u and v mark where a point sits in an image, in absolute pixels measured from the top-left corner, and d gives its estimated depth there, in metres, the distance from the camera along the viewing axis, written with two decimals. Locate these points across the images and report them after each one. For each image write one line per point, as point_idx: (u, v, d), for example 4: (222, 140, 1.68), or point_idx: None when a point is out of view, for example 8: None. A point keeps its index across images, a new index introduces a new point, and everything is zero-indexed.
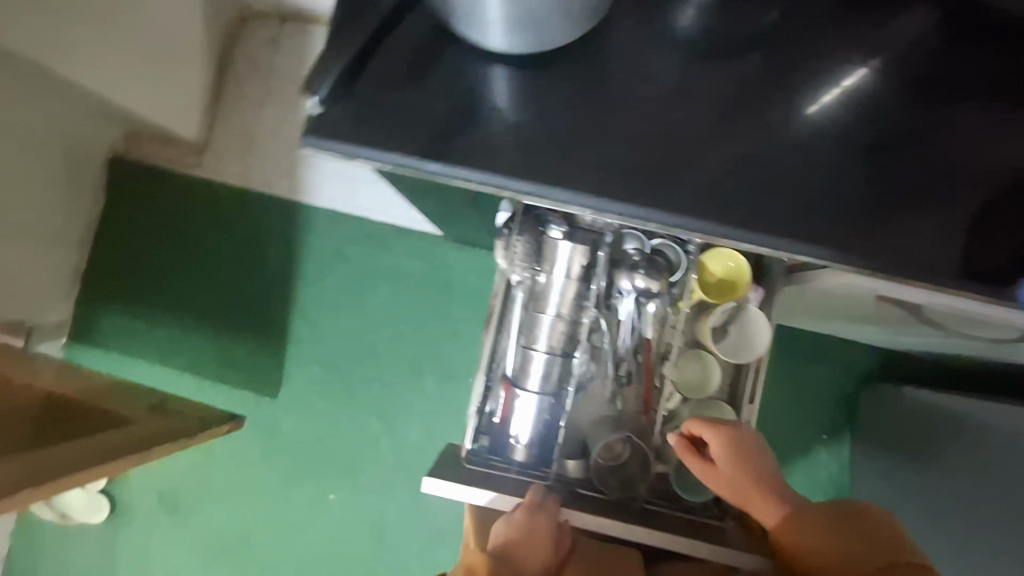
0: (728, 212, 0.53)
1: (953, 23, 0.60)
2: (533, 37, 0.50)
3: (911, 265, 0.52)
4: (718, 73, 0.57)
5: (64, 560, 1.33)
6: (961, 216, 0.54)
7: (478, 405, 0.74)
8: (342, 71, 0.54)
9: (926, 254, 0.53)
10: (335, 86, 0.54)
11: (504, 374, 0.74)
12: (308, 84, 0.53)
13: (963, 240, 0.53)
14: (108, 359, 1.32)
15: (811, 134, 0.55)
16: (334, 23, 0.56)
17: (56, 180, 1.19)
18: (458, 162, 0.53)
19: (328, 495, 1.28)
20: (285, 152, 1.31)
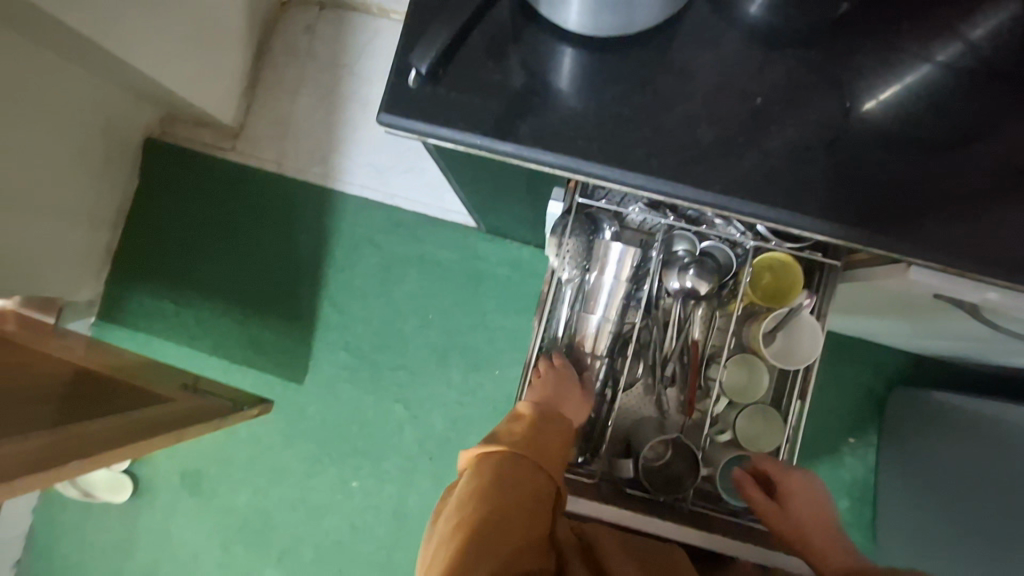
0: (794, 201, 0.53)
1: None
2: (620, 20, 0.51)
3: (977, 260, 0.53)
4: (786, 62, 0.57)
5: (84, 538, 1.33)
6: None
7: None
8: (444, 48, 0.54)
9: (987, 250, 0.53)
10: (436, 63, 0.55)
11: None
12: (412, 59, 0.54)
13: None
14: (135, 338, 1.32)
15: (876, 127, 0.55)
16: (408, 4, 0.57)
17: (94, 157, 1.20)
18: (528, 142, 0.54)
19: (351, 482, 1.28)
20: (321, 138, 1.32)
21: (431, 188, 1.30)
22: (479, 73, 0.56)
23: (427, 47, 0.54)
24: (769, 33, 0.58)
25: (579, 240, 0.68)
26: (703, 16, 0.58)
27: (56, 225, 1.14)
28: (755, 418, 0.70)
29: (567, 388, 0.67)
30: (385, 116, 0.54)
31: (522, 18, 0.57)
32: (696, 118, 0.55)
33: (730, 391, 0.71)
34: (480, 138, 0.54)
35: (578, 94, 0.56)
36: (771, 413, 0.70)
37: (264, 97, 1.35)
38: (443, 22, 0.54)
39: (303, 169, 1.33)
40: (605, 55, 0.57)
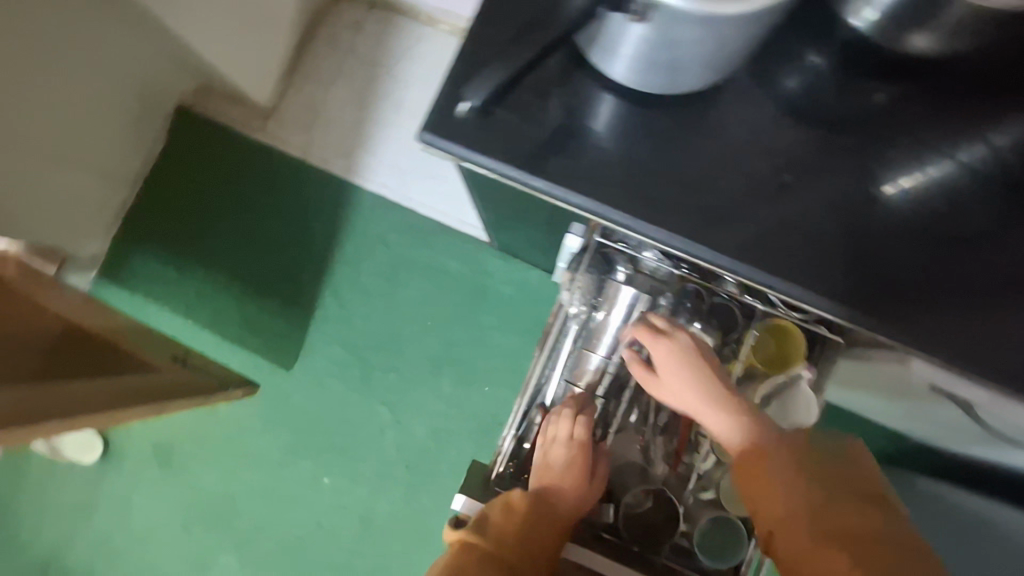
0: (788, 269, 0.56)
1: None
2: (669, 80, 0.51)
3: (948, 350, 0.54)
4: (822, 140, 0.58)
5: (44, 495, 1.31)
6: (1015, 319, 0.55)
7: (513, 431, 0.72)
8: (500, 84, 0.50)
9: (963, 346, 0.54)
10: (488, 96, 0.50)
11: (542, 403, 0.73)
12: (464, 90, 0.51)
13: (1010, 341, 0.54)
14: (132, 301, 1.32)
15: (883, 210, 0.57)
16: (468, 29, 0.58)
17: (122, 118, 1.21)
18: (560, 182, 0.57)
19: (322, 478, 1.27)
20: (349, 133, 1.34)
21: (450, 199, 1.32)
22: (525, 113, 0.57)
23: (485, 82, 0.50)
24: (810, 111, 0.59)
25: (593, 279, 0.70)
26: (748, 85, 0.59)
27: (72, 178, 1.14)
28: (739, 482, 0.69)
29: (576, 461, 0.64)
30: (423, 135, 0.57)
31: (573, 59, 0.58)
32: (724, 184, 0.57)
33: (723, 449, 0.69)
34: (515, 171, 0.57)
35: (614, 144, 0.58)
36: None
37: (301, 85, 1.36)
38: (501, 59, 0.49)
39: (327, 160, 1.34)
40: (648, 109, 0.58)
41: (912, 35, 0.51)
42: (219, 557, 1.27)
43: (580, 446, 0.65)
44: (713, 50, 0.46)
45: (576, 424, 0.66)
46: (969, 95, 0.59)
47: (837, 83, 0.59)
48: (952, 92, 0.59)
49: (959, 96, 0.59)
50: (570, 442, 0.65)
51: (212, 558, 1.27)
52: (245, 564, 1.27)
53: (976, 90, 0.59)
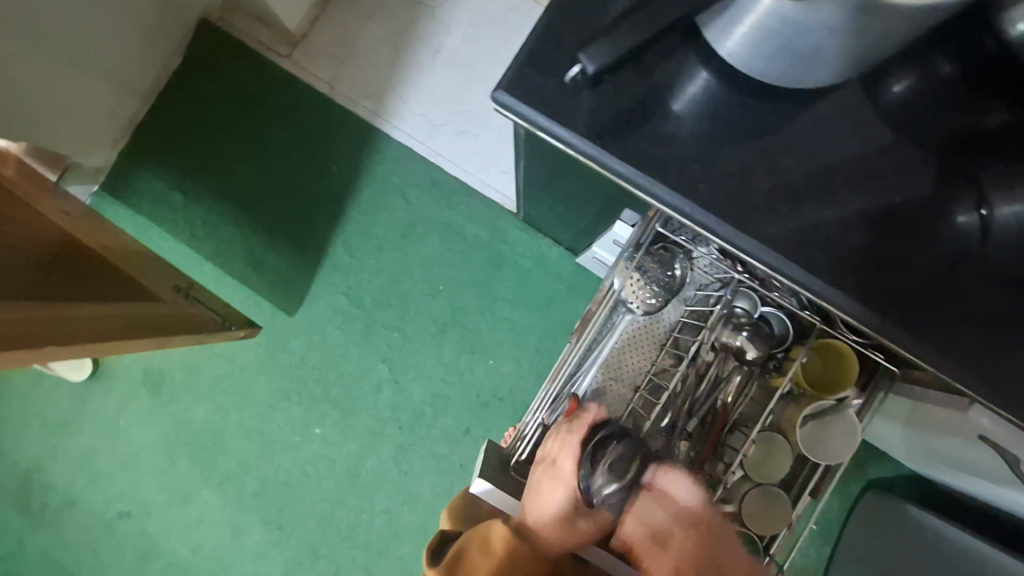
0: (867, 292, 0.52)
1: None
2: (795, 72, 0.44)
3: (1001, 392, 0.52)
4: (925, 156, 0.53)
5: (26, 406, 1.27)
6: None
7: (538, 412, 0.72)
8: (620, 57, 0.45)
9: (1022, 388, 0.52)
10: (604, 66, 0.45)
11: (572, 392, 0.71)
12: (584, 49, 0.45)
13: None
14: (134, 220, 1.25)
15: (974, 240, 0.53)
16: None
17: (142, 22, 1.12)
18: (647, 171, 0.51)
19: (313, 427, 1.25)
20: (381, 74, 1.26)
21: (480, 160, 1.25)
22: (621, 87, 0.51)
23: (602, 49, 0.45)
24: (917, 124, 0.53)
25: (660, 275, 0.68)
26: (854, 91, 0.53)
27: (84, 80, 1.06)
28: (762, 503, 0.65)
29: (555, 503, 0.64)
30: (503, 94, 0.51)
31: (678, 37, 0.52)
32: (813, 191, 0.52)
33: (748, 464, 0.67)
34: (594, 148, 0.51)
35: (705, 134, 0.52)
36: (778, 498, 0.65)
37: (336, 14, 1.27)
38: None
39: (354, 100, 1.26)
40: (748, 97, 0.52)
41: None
42: (201, 491, 1.25)
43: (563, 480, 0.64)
44: (867, 43, 0.40)
45: (574, 452, 0.64)
46: None
47: (954, 97, 0.53)
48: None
49: None
50: (556, 471, 0.64)
51: (193, 491, 1.26)
52: (226, 502, 1.25)
53: None
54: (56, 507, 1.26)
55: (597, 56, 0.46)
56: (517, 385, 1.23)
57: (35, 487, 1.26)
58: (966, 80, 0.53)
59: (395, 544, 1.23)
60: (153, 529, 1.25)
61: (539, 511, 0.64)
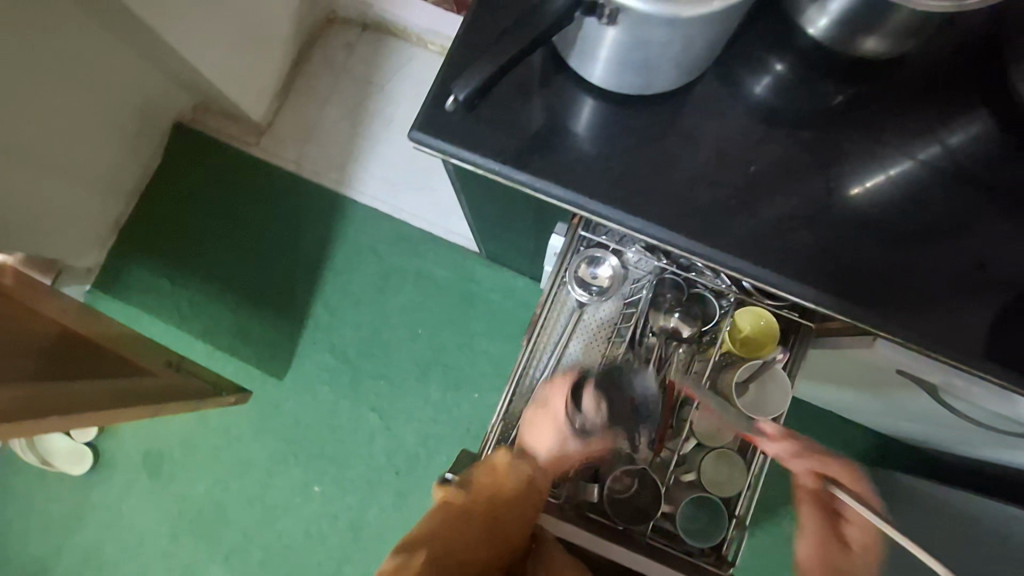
0: (763, 255, 0.57)
1: (1016, 126, 0.60)
2: (642, 81, 0.54)
3: (898, 328, 0.57)
4: (790, 133, 0.60)
5: (30, 508, 1.29)
6: (965, 303, 0.57)
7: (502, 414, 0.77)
8: (483, 83, 0.48)
9: (925, 328, 0.57)
10: (471, 94, 0.49)
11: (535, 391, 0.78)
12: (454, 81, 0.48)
13: (961, 325, 0.57)
14: (126, 311, 1.33)
15: (854, 203, 0.59)
16: (461, 32, 0.59)
17: (123, 133, 1.25)
18: (539, 174, 0.58)
19: (312, 486, 1.28)
20: (343, 148, 1.39)
21: (439, 211, 1.35)
22: (511, 110, 0.58)
23: (468, 79, 0.48)
24: (779, 113, 0.60)
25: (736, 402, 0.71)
26: (714, 87, 0.60)
27: (69, 190, 1.16)
28: (719, 459, 0.72)
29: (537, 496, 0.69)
30: (414, 132, 0.58)
31: (553, 65, 0.59)
32: (697, 177, 0.59)
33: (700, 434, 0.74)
34: (499, 165, 0.58)
35: (595, 142, 0.59)
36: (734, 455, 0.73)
37: (294, 101, 1.41)
38: (491, 54, 0.47)
39: (320, 173, 1.38)
40: (621, 105, 0.59)
41: (861, 42, 0.55)
42: (207, 568, 1.26)
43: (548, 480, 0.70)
44: (680, 50, 0.49)
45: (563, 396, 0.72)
46: (930, 93, 0.61)
47: (804, 83, 0.61)
48: (907, 92, 0.61)
49: (924, 94, 0.61)
50: (545, 411, 0.71)
51: (200, 569, 1.26)
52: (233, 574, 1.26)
53: (936, 87, 0.61)
54: None
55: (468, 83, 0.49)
56: None
57: None
58: (808, 68, 0.61)
59: None
60: None
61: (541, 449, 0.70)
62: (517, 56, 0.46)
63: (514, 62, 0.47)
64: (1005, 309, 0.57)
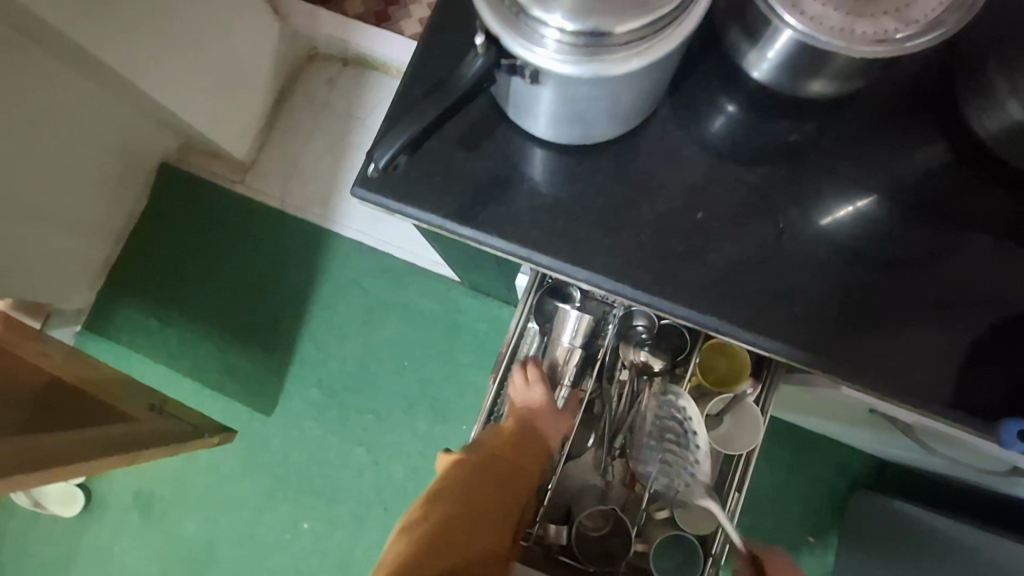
0: (715, 303, 0.56)
1: (978, 157, 0.58)
2: (579, 131, 0.54)
3: (860, 372, 0.55)
4: (741, 176, 0.59)
5: (24, 550, 1.30)
6: (930, 343, 0.55)
7: None
8: (404, 142, 0.50)
9: (888, 371, 0.55)
10: (394, 154, 0.50)
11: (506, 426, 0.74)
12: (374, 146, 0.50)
13: (926, 367, 0.55)
14: (115, 351, 1.34)
15: (810, 244, 0.57)
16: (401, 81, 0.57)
17: (107, 177, 1.27)
18: (485, 227, 0.57)
19: (301, 523, 1.27)
20: (326, 182, 1.39)
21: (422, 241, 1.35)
22: (455, 163, 0.58)
23: (389, 141, 0.50)
24: (732, 154, 0.59)
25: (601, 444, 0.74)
26: (663, 129, 0.59)
27: (55, 236, 1.18)
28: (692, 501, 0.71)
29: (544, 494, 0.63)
30: (358, 189, 0.58)
31: (496, 114, 0.59)
32: (647, 224, 0.58)
33: None
34: (442, 220, 0.57)
35: (541, 191, 0.58)
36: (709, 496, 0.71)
37: (278, 137, 1.42)
38: (409, 118, 0.49)
39: (304, 208, 1.39)
40: (567, 152, 0.58)
41: (807, 84, 0.54)
42: None
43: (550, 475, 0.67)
44: (609, 104, 0.48)
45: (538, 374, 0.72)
46: (889, 126, 0.59)
47: (757, 122, 0.60)
48: (861, 127, 0.59)
49: (882, 128, 0.59)
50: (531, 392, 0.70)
51: None
52: None
53: (894, 120, 0.59)
54: None
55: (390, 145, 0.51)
56: None
57: None
58: (759, 107, 0.60)
59: None
60: None
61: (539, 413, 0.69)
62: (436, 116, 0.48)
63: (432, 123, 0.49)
64: (974, 348, 0.55)
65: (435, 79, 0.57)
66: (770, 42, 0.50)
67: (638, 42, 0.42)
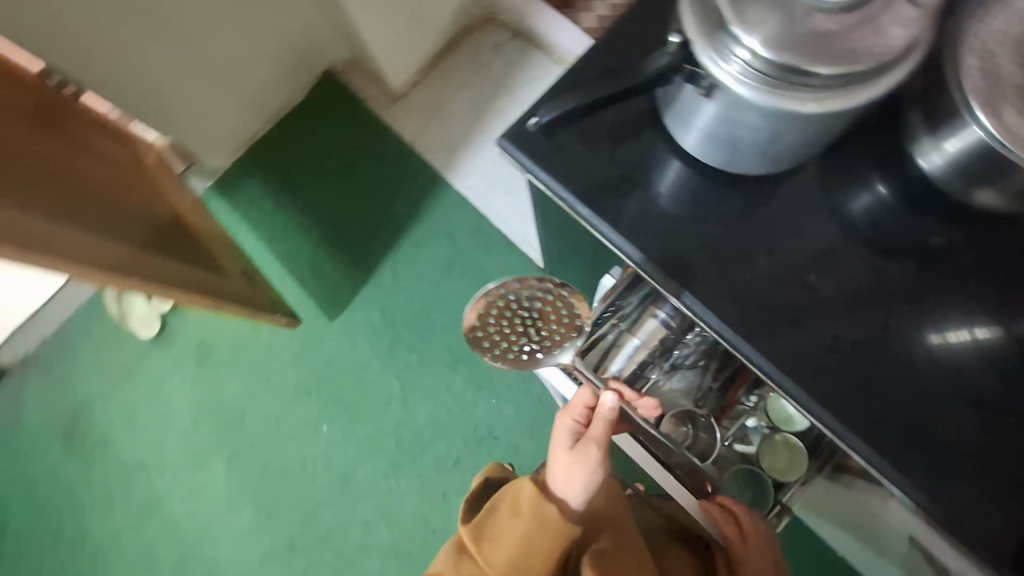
0: (794, 368, 0.56)
1: None
2: (726, 157, 0.55)
3: (920, 492, 0.53)
4: (868, 259, 0.57)
5: (97, 351, 1.47)
6: (1004, 494, 0.52)
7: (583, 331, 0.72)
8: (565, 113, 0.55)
9: (949, 502, 0.52)
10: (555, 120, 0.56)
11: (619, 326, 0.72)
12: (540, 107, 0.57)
13: (991, 516, 0.52)
14: (230, 216, 1.49)
15: (915, 350, 0.55)
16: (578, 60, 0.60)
17: (282, 66, 1.40)
18: (602, 216, 0.60)
19: (322, 426, 1.36)
20: (458, 135, 1.47)
21: (523, 220, 1.41)
22: (597, 149, 0.61)
23: (553, 109, 0.56)
24: (867, 236, 0.58)
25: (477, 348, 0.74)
26: (807, 186, 0.59)
27: (222, 98, 1.33)
28: (778, 447, 0.77)
29: (594, 474, 0.71)
30: (500, 142, 0.62)
31: (651, 117, 0.60)
32: (754, 269, 0.58)
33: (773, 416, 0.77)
34: (567, 195, 0.61)
35: (665, 202, 0.60)
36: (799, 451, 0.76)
37: (432, 81, 1.51)
38: (578, 95, 0.54)
39: (430, 152, 1.47)
40: (704, 175, 0.59)
41: (976, 191, 0.52)
42: (212, 460, 1.38)
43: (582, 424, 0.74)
44: (767, 139, 0.50)
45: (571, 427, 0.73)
46: None
47: (906, 214, 0.58)
48: (1016, 258, 0.56)
49: None
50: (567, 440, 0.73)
51: (205, 458, 1.39)
52: (230, 475, 1.37)
53: None
54: (93, 444, 1.43)
55: (554, 110, 0.56)
56: (513, 429, 1.31)
57: (83, 423, 1.44)
58: (915, 200, 0.58)
59: (364, 558, 1.30)
60: (163, 485, 1.39)
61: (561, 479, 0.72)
62: (598, 101, 0.52)
63: (595, 106, 0.53)
64: None
65: (607, 66, 0.60)
66: (953, 136, 0.49)
67: (821, 90, 0.43)
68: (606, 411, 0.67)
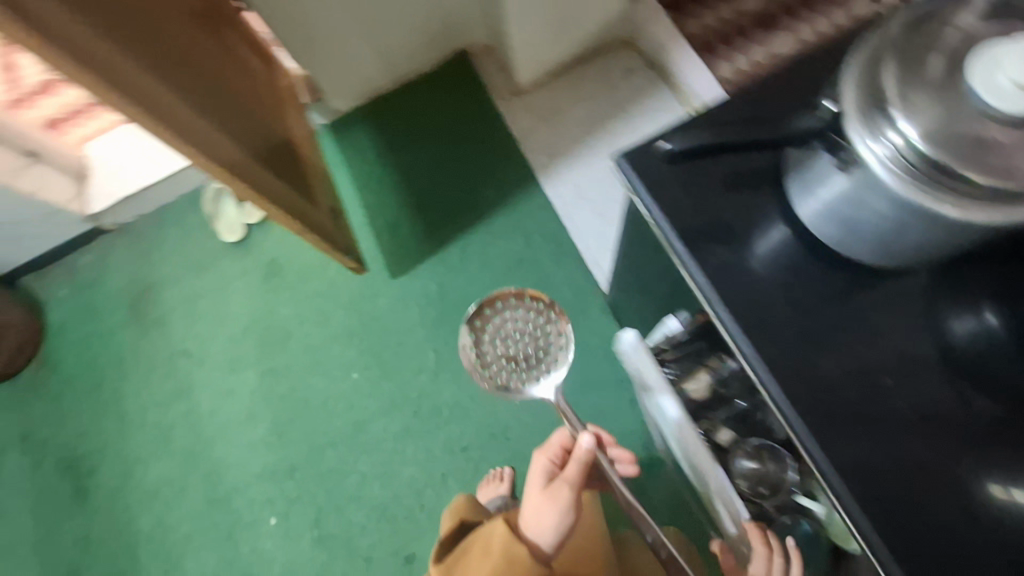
0: (847, 467, 0.53)
1: None
2: (840, 235, 0.53)
3: None
4: (954, 385, 0.55)
5: (181, 238, 1.58)
6: None
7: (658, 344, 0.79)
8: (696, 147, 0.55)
9: None
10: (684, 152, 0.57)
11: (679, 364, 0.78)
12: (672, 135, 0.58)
13: None
14: (333, 155, 1.57)
15: (980, 492, 0.52)
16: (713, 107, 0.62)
17: (425, 34, 1.47)
18: (695, 256, 0.59)
19: (352, 372, 1.42)
20: (564, 144, 1.50)
21: (600, 244, 1.42)
22: (708, 192, 0.61)
23: (686, 140, 0.56)
24: (960, 362, 0.56)
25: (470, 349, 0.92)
26: (910, 293, 0.57)
27: (363, 48, 1.41)
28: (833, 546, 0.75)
29: (564, 514, 0.78)
30: (618, 156, 0.63)
31: (770, 178, 0.60)
32: (831, 356, 0.56)
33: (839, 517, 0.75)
34: (667, 226, 0.61)
35: (760, 261, 0.59)
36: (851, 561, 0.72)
37: (555, 87, 1.55)
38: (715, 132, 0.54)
39: (533, 152, 1.50)
40: (809, 250, 0.59)
41: None
42: (247, 369, 1.46)
43: (557, 465, 0.85)
44: (893, 226, 0.48)
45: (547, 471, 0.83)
46: None
47: (1007, 354, 0.56)
48: None
49: None
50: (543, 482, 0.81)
51: (241, 366, 1.47)
52: (258, 388, 1.45)
53: None
54: (151, 320, 1.54)
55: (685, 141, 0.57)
56: (526, 436, 1.34)
57: (149, 298, 1.55)
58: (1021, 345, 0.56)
59: (352, 507, 1.35)
60: (199, 377, 1.48)
61: (535, 520, 0.78)
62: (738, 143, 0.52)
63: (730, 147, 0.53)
64: None
65: (744, 117, 0.60)
66: None
67: (962, 194, 0.42)
68: (582, 451, 0.77)
